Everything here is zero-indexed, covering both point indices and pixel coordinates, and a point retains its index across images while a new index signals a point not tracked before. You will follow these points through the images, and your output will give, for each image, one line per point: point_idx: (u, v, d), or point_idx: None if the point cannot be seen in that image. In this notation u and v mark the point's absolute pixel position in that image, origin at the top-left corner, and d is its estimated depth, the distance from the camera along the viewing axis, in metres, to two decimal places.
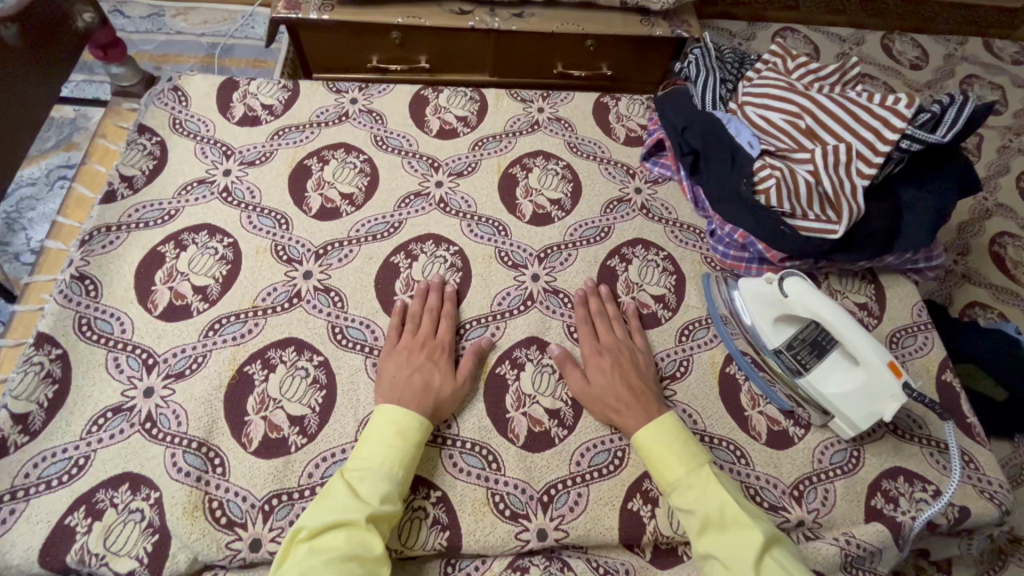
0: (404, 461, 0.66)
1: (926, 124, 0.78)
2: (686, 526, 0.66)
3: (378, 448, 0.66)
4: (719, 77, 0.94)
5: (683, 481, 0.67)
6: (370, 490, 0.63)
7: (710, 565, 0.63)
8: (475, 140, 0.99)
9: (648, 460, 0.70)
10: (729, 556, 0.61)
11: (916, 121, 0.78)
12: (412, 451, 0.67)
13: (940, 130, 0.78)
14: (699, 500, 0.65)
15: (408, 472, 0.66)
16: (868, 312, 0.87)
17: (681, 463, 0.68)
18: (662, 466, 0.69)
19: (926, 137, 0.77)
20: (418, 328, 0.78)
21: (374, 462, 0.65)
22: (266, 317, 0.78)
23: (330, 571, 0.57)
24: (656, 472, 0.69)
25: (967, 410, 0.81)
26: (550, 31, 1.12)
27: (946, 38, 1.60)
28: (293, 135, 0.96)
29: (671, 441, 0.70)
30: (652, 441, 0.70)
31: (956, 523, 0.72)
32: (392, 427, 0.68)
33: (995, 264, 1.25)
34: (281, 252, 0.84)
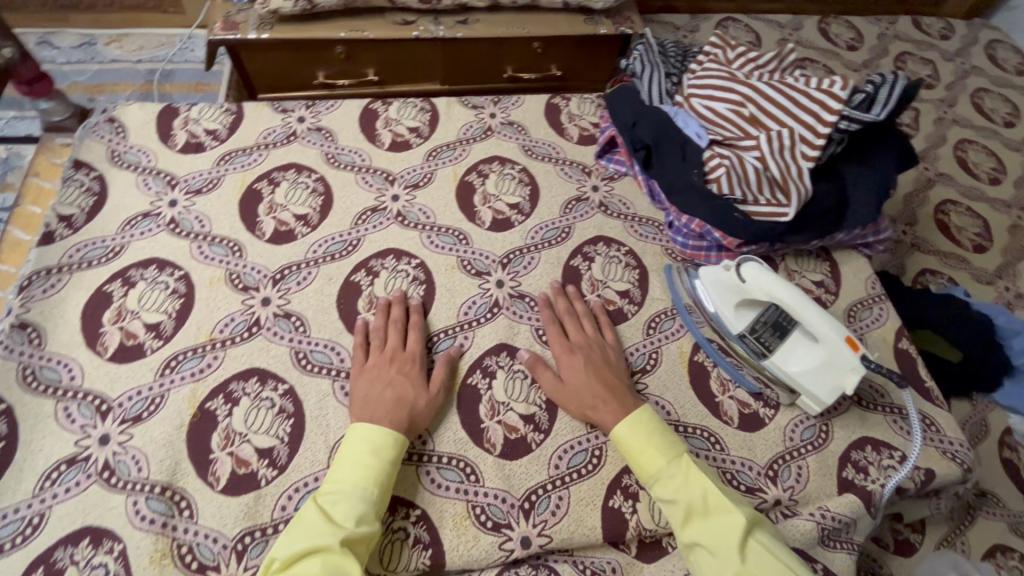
0: (380, 478, 0.65)
1: (862, 103, 0.80)
2: (670, 517, 0.67)
3: (353, 468, 0.65)
4: (664, 71, 0.95)
5: (665, 472, 0.67)
6: (345, 512, 0.61)
7: (696, 554, 0.64)
8: (429, 150, 0.98)
9: (628, 455, 0.70)
10: (714, 543, 0.62)
11: (852, 103, 0.80)
12: (389, 467, 0.66)
13: (875, 107, 0.81)
14: (681, 490, 0.66)
15: (385, 490, 0.65)
16: (825, 289, 0.90)
17: (661, 454, 0.69)
18: (642, 459, 0.69)
19: (862, 117, 0.80)
20: (385, 343, 0.77)
21: (349, 482, 0.64)
22: (224, 349, 0.76)
23: None
24: (636, 465, 0.70)
25: (924, 375, 0.84)
26: (496, 35, 1.12)
27: (878, 18, 1.66)
28: (240, 158, 0.93)
29: (649, 434, 0.70)
30: (631, 435, 0.70)
31: (923, 486, 0.75)
32: (367, 443, 0.66)
33: (941, 231, 1.31)
34: (236, 280, 0.81)
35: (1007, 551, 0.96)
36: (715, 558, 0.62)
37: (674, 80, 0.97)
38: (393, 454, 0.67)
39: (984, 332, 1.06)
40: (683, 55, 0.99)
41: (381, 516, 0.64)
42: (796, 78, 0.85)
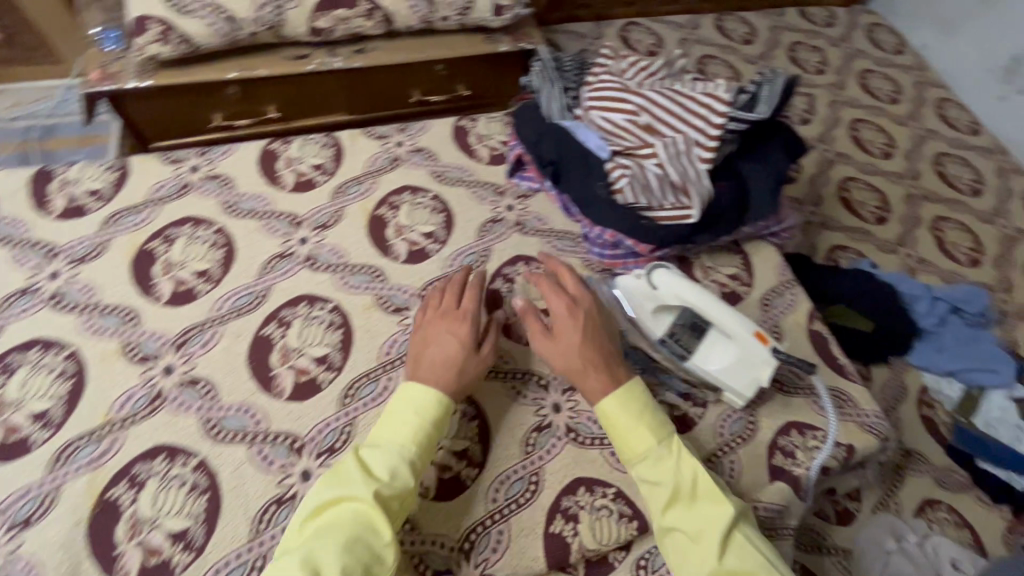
0: (422, 440, 0.67)
1: (747, 104, 0.85)
2: (650, 500, 0.67)
3: (398, 427, 0.67)
4: (561, 86, 0.95)
5: (654, 454, 0.68)
6: (385, 468, 0.64)
7: (672, 536, 0.65)
8: (336, 187, 0.95)
9: (616, 434, 0.70)
10: (697, 526, 0.63)
11: (737, 105, 0.84)
12: (430, 430, 0.68)
13: (760, 106, 0.85)
14: (668, 473, 0.67)
15: (428, 449, 0.67)
16: (739, 281, 0.93)
17: (653, 437, 0.69)
18: (631, 439, 0.69)
19: (748, 116, 0.84)
20: (445, 301, 0.77)
21: (391, 440, 0.66)
22: (124, 430, 0.70)
23: (333, 548, 0.58)
24: (622, 446, 0.70)
25: (837, 354, 0.88)
26: (397, 62, 1.11)
27: (768, 12, 1.75)
28: (129, 218, 0.87)
29: (642, 415, 0.70)
30: (626, 412, 0.70)
31: (846, 461, 0.78)
32: (416, 404, 0.68)
33: (845, 207, 1.39)
34: (133, 351, 0.76)
35: (936, 504, 1.02)
36: (695, 542, 0.63)
37: (573, 93, 0.96)
38: (437, 417, 0.68)
39: (889, 300, 1.13)
40: (581, 66, 1.00)
41: (420, 474, 0.67)
42: (684, 84, 0.88)
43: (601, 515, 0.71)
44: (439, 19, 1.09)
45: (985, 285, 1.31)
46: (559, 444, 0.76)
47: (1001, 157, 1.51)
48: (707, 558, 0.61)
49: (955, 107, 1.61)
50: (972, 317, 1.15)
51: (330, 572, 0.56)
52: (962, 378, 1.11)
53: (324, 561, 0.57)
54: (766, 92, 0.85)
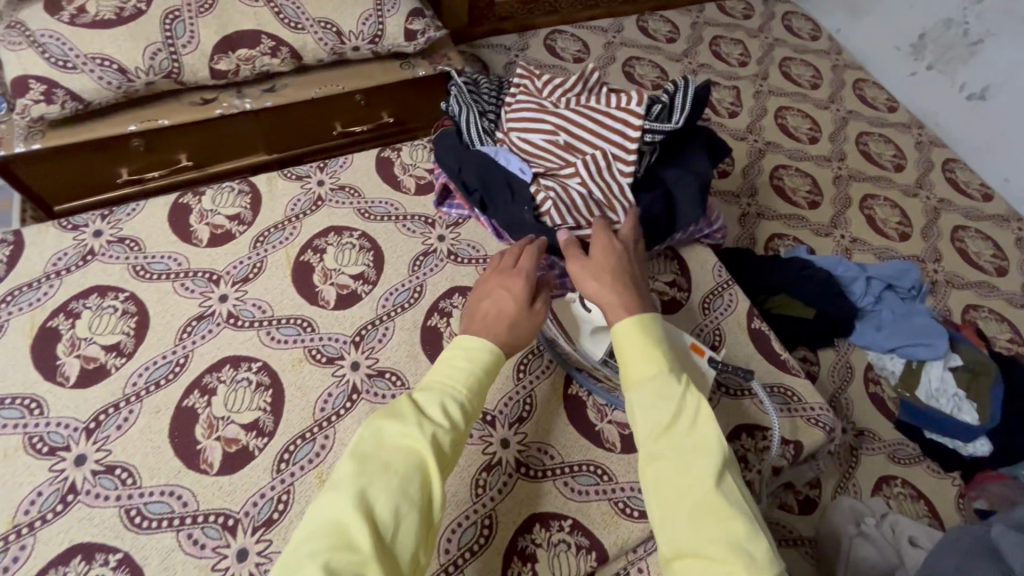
0: (477, 384, 0.65)
1: (662, 114, 0.84)
2: (642, 423, 0.60)
3: (453, 371, 0.65)
4: (478, 110, 0.93)
5: (656, 379, 0.61)
6: (440, 408, 0.61)
7: (658, 462, 0.57)
8: (256, 236, 0.90)
9: (622, 354, 0.65)
10: (691, 456, 0.56)
11: (653, 116, 0.84)
12: (484, 378, 0.66)
13: (675, 114, 0.85)
14: (668, 399, 0.60)
15: (481, 396, 0.65)
16: (679, 288, 0.93)
17: (659, 364, 0.62)
18: (637, 360, 0.63)
19: (664, 127, 0.83)
20: (501, 260, 0.77)
21: (447, 381, 0.64)
22: (33, 534, 0.64)
23: (384, 482, 0.54)
24: (625, 368, 0.64)
25: (779, 349, 0.89)
26: (311, 96, 1.07)
27: (688, 9, 1.78)
28: (26, 295, 0.81)
29: (650, 342, 0.64)
30: (637, 335, 0.65)
31: (796, 458, 0.79)
32: (472, 351, 0.66)
33: (779, 195, 1.42)
34: (39, 444, 0.70)
35: (892, 481, 1.05)
36: (685, 472, 0.55)
37: (492, 117, 0.94)
38: (493, 363, 0.67)
39: (826, 285, 1.14)
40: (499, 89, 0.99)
41: (472, 420, 0.64)
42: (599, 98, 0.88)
43: (559, 551, 0.69)
44: (350, 50, 1.06)
45: (916, 257, 1.36)
46: (510, 481, 0.73)
47: (919, 131, 1.58)
48: (694, 488, 0.54)
49: (872, 86, 1.67)
50: (906, 291, 1.18)
51: (382, 512, 0.53)
52: (903, 353, 1.12)
53: (377, 496, 0.53)
54: (681, 99, 0.85)
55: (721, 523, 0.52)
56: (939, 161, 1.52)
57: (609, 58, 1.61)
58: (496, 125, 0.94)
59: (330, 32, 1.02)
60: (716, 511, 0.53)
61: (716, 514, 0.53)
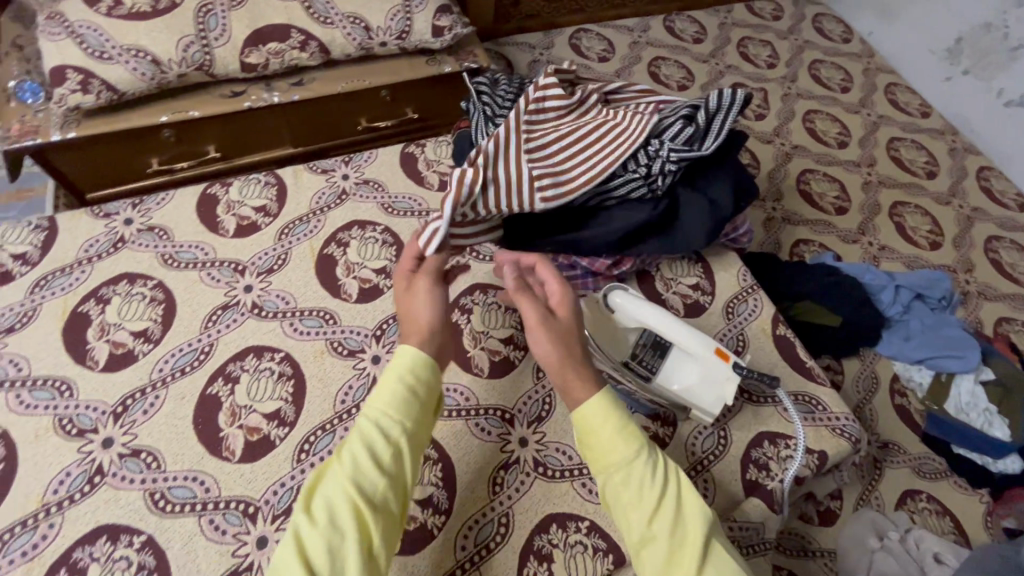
0: (401, 402, 0.62)
1: (693, 137, 0.83)
2: (627, 506, 0.61)
3: (378, 395, 0.63)
4: (488, 115, 0.90)
5: (630, 460, 0.62)
6: (359, 443, 0.60)
7: (651, 548, 0.58)
8: (280, 228, 0.91)
9: (592, 435, 0.64)
10: (680, 537, 0.58)
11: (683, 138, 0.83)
12: (403, 396, 0.63)
13: (707, 139, 0.83)
14: (646, 481, 0.61)
15: (406, 414, 0.62)
16: (701, 291, 0.92)
17: (633, 441, 0.63)
18: (606, 443, 0.63)
19: (692, 153, 0.82)
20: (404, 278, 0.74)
21: (372, 409, 0.62)
22: (62, 513, 0.66)
23: (312, 528, 0.55)
24: (597, 451, 0.64)
25: (804, 357, 0.87)
26: (338, 91, 1.08)
27: (716, 9, 1.76)
28: (59, 280, 0.83)
29: (620, 417, 0.64)
30: (597, 411, 0.64)
31: (819, 468, 0.77)
32: (390, 371, 0.64)
33: (806, 200, 1.39)
34: (68, 425, 0.71)
35: (917, 495, 1.02)
36: (674, 557, 0.57)
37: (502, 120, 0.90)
38: (417, 373, 0.64)
39: (852, 294, 1.12)
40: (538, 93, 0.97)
41: (403, 436, 0.61)
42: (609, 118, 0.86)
43: (575, 552, 0.69)
44: (377, 45, 1.06)
45: (948, 267, 1.32)
46: (527, 481, 0.73)
47: (952, 137, 1.54)
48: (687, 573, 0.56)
49: (905, 90, 1.63)
50: (935, 302, 1.15)
51: (317, 561, 0.53)
52: (931, 365, 1.10)
53: (309, 541, 0.54)
54: (716, 126, 0.84)
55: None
56: (973, 169, 1.48)
57: (634, 58, 1.59)
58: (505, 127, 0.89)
59: (359, 28, 1.03)
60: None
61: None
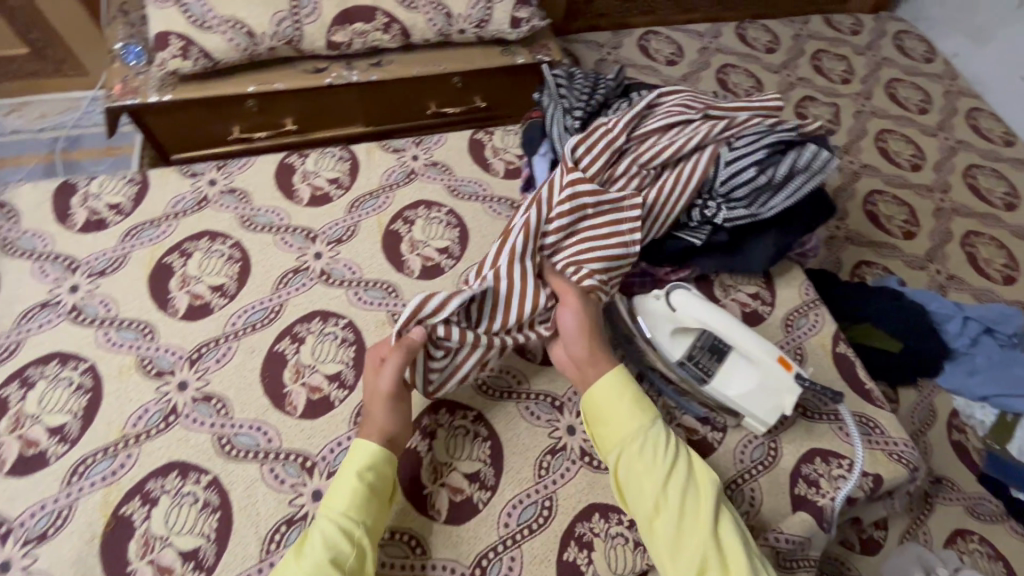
0: (357, 501, 0.64)
1: (767, 186, 0.84)
2: (643, 477, 0.67)
3: (339, 494, 0.64)
4: (563, 108, 0.93)
5: (645, 431, 0.69)
6: (319, 546, 0.61)
7: (665, 513, 0.65)
8: (351, 202, 0.95)
9: (609, 412, 0.71)
10: (690, 502, 0.65)
11: (755, 186, 0.83)
12: (365, 493, 0.64)
13: (778, 185, 0.84)
14: (659, 450, 0.68)
15: (365, 512, 0.64)
16: (761, 301, 0.90)
17: (647, 417, 0.70)
18: (624, 417, 0.70)
19: (762, 208, 0.85)
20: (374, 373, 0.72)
21: (332, 511, 0.63)
22: (139, 445, 0.70)
23: None
24: (616, 426, 0.70)
25: (864, 378, 0.84)
26: (414, 74, 1.11)
27: (791, 20, 1.72)
28: (147, 232, 0.88)
29: (635, 395, 0.72)
30: (612, 389, 0.72)
31: (873, 491, 0.75)
32: (352, 468, 0.66)
33: (872, 221, 1.35)
34: (149, 365, 0.76)
35: (968, 535, 0.98)
36: (687, 517, 0.64)
37: (576, 113, 0.92)
38: (376, 469, 0.66)
39: (915, 320, 1.08)
40: (615, 85, 0.99)
41: (365, 533, 0.63)
42: (660, 190, 0.84)
43: (615, 544, 0.69)
44: (456, 32, 1.09)
45: (1020, 304, 1.26)
46: (573, 468, 0.74)
47: None
48: (699, 532, 0.63)
49: (988, 116, 1.55)
50: (1006, 339, 1.09)
51: None
52: (996, 404, 1.06)
53: None
54: (790, 173, 0.84)
55: (731, 556, 0.62)
56: None
57: (702, 64, 1.56)
58: (580, 122, 0.92)
59: (440, 14, 1.06)
60: (724, 546, 0.63)
61: (724, 550, 0.63)
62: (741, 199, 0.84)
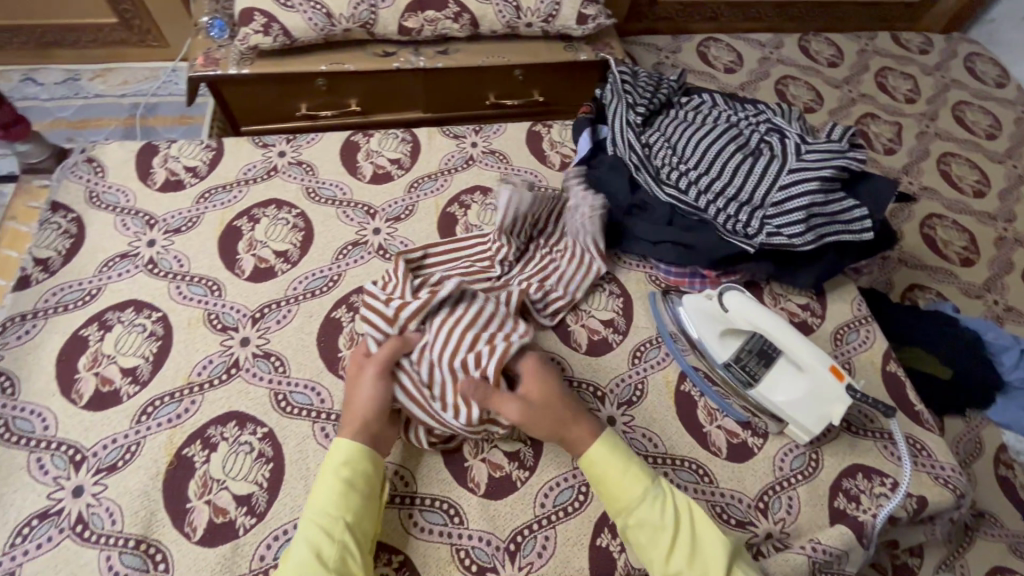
0: (337, 498, 0.64)
1: (825, 212, 0.82)
2: (647, 547, 0.64)
3: (320, 498, 0.64)
4: (627, 103, 0.96)
5: (643, 500, 0.65)
6: (305, 549, 0.61)
7: None
8: (410, 182, 0.98)
9: (605, 482, 0.67)
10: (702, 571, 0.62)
11: (808, 201, 0.81)
12: (343, 491, 0.64)
13: (830, 210, 0.82)
14: (660, 520, 0.64)
15: (346, 507, 0.64)
16: (811, 313, 0.90)
17: (642, 481, 0.66)
18: (619, 487, 0.67)
19: (811, 232, 0.81)
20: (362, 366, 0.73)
21: (314, 515, 0.63)
22: (202, 393, 0.75)
23: None
24: (611, 492, 0.67)
25: (914, 399, 0.83)
26: (478, 64, 1.14)
27: (857, 35, 1.68)
28: (220, 196, 0.93)
29: (627, 459, 0.68)
30: (601, 458, 0.68)
31: (917, 513, 0.74)
32: (333, 472, 0.66)
33: (928, 245, 1.31)
34: (215, 320, 0.81)
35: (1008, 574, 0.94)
36: None
37: (639, 110, 0.96)
38: (352, 466, 0.66)
39: (968, 348, 1.05)
40: (676, 86, 1.03)
41: (349, 531, 0.63)
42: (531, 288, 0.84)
43: None
44: (523, 25, 1.11)
45: None
46: None
47: None
48: None
49: None
50: None
51: None
52: None
53: None
54: (844, 203, 0.82)
55: None
56: None
57: (762, 73, 1.54)
58: (642, 118, 0.96)
59: (510, 6, 1.08)
60: None
61: None
62: (793, 211, 0.81)
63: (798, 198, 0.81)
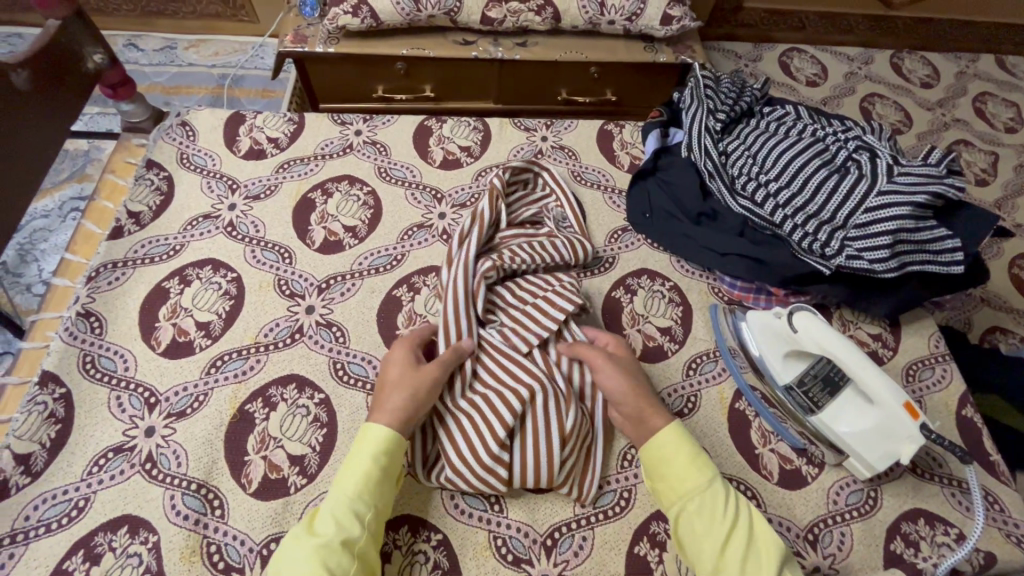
0: (368, 481, 0.62)
1: (917, 241, 0.78)
2: (703, 541, 0.61)
3: (355, 476, 0.62)
4: (708, 107, 0.94)
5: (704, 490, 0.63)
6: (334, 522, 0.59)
7: None
8: (478, 170, 0.99)
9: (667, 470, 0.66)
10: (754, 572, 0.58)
11: (897, 227, 0.77)
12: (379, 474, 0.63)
13: (918, 238, 0.77)
14: (720, 516, 0.62)
15: (377, 494, 0.63)
16: (882, 344, 0.85)
17: (706, 472, 0.65)
18: (680, 476, 0.65)
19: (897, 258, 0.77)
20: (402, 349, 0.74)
21: (347, 485, 0.62)
22: (268, 353, 0.78)
23: None
24: (670, 481, 0.65)
25: (989, 448, 0.77)
26: (554, 58, 1.13)
27: (956, 56, 1.57)
28: (298, 168, 0.97)
29: (693, 454, 0.66)
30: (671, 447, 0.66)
31: (983, 570, 0.69)
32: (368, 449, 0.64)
33: (1016, 287, 1.22)
34: (284, 286, 0.84)
35: None
36: None
37: (720, 116, 0.94)
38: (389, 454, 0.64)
39: None
40: (759, 95, 1.00)
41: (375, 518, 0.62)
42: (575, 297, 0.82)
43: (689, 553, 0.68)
44: (605, 22, 1.10)
45: None
46: None
47: None
48: None
49: None
50: None
51: None
52: None
53: None
54: (934, 232, 0.78)
55: None
56: None
57: (848, 89, 1.46)
58: (721, 125, 0.93)
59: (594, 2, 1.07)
60: None
61: None
62: (878, 237, 0.77)
63: (884, 222, 0.77)
